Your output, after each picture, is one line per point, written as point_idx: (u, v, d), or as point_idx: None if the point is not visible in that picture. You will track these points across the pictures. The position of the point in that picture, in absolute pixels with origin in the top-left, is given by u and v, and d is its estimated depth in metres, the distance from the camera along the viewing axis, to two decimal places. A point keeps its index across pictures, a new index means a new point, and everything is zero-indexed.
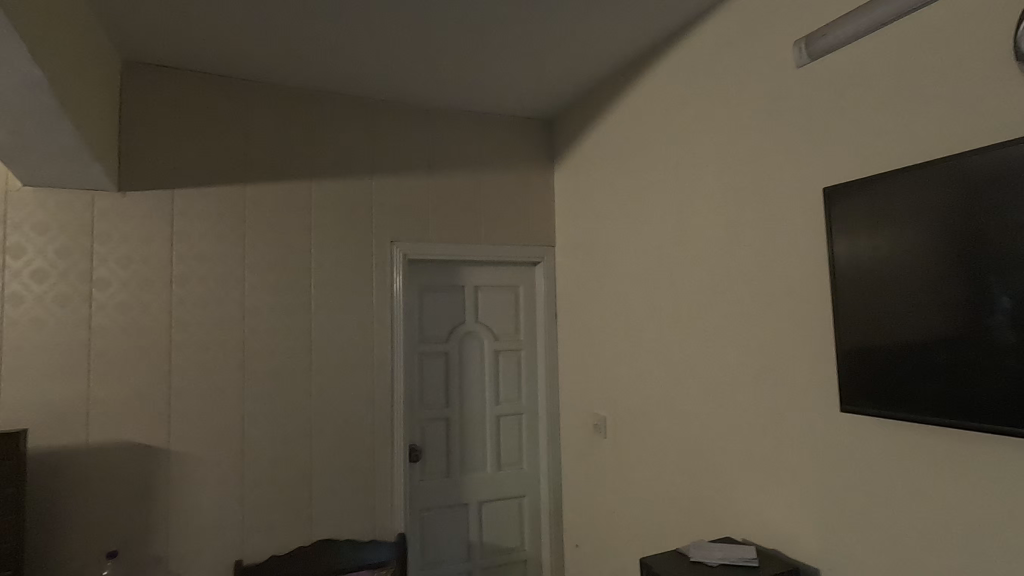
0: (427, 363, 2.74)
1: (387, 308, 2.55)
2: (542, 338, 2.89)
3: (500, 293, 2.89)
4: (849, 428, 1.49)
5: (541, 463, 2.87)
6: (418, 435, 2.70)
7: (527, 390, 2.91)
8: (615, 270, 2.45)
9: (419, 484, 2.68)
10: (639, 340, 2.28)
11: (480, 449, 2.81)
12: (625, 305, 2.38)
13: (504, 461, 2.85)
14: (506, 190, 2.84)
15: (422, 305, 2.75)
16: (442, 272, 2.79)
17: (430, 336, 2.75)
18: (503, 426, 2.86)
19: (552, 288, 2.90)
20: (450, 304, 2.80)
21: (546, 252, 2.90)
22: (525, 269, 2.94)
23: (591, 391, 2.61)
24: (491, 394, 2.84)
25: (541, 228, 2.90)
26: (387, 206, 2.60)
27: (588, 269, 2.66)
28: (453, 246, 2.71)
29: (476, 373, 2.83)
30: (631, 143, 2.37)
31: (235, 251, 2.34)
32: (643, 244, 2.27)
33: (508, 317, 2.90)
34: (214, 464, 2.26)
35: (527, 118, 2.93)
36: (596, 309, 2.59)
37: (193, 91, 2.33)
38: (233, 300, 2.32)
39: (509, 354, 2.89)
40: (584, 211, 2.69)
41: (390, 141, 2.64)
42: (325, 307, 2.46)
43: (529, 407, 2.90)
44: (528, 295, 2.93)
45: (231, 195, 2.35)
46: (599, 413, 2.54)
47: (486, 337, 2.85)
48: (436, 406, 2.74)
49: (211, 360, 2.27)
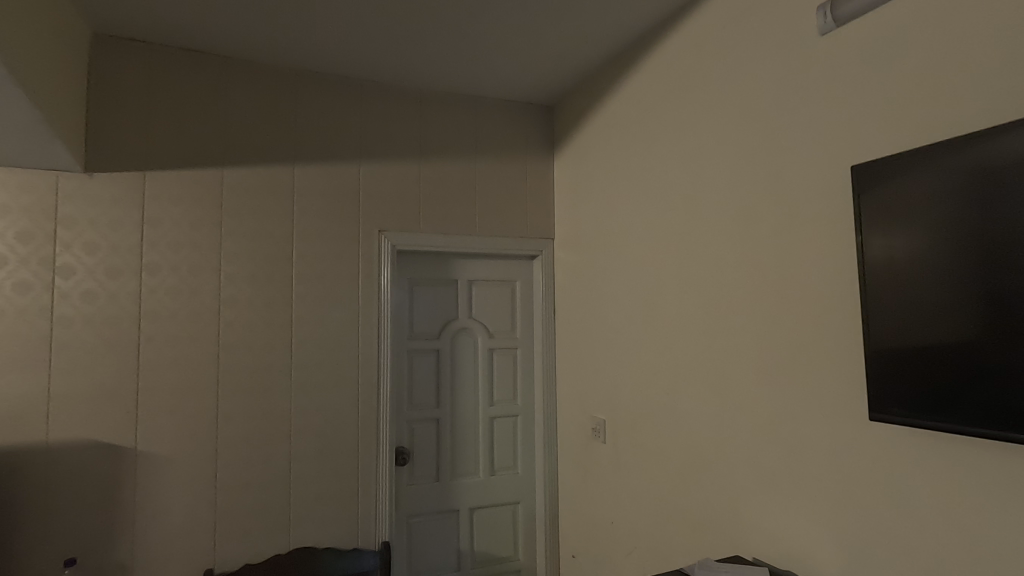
0: (417, 361, 2.58)
1: (374, 302, 2.40)
2: (539, 336, 2.74)
3: (496, 288, 2.74)
4: (875, 438, 1.33)
5: (537, 468, 2.71)
6: (406, 436, 2.55)
7: (523, 391, 2.75)
8: (617, 264, 2.29)
9: (407, 489, 2.53)
10: (641, 339, 2.12)
11: (472, 453, 2.66)
12: (627, 301, 2.22)
13: (497, 466, 2.70)
14: (502, 179, 2.68)
15: (413, 300, 2.60)
16: (435, 266, 2.64)
17: (420, 333, 2.60)
18: (497, 429, 2.71)
19: (551, 283, 2.74)
20: (442, 299, 2.65)
21: (544, 245, 2.73)
22: (521, 263, 2.79)
23: (590, 392, 2.45)
24: (485, 395, 2.69)
25: (539, 220, 2.74)
26: (375, 193, 2.45)
27: (588, 263, 2.50)
28: (446, 237, 2.55)
29: (469, 372, 2.67)
30: (635, 127, 2.21)
31: (211, 238, 2.19)
32: (647, 235, 2.11)
33: (503, 313, 2.75)
34: (186, 466, 2.11)
35: (526, 103, 2.78)
36: (596, 307, 2.43)
37: (169, 67, 2.18)
38: (207, 290, 2.17)
39: (504, 353, 2.74)
40: (585, 201, 2.54)
41: (380, 124, 2.49)
42: (307, 300, 2.31)
43: (525, 408, 2.75)
44: (525, 290, 2.78)
45: (208, 179, 2.21)
46: (598, 416, 2.39)
47: (480, 334, 2.70)
48: (426, 406, 2.59)
49: (183, 354, 2.13)
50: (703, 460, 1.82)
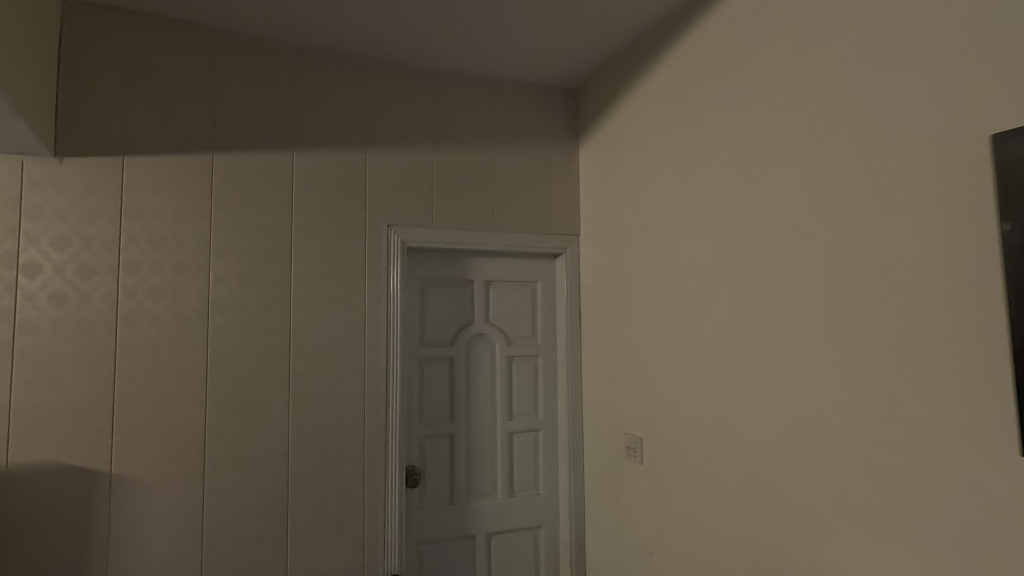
0: (429, 370, 2.33)
1: (382, 306, 2.14)
2: (563, 342, 2.48)
3: (515, 290, 2.49)
4: (1008, 475, 1.07)
5: (561, 488, 2.46)
6: (417, 454, 2.29)
7: (545, 403, 2.50)
8: (656, 262, 2.04)
9: (418, 513, 2.27)
10: (687, 349, 1.87)
11: (490, 472, 2.40)
12: (669, 303, 1.96)
13: (518, 486, 2.44)
14: (524, 169, 2.43)
15: (424, 302, 2.34)
16: (449, 265, 2.38)
17: (432, 339, 2.34)
18: (517, 445, 2.45)
19: (576, 284, 2.48)
20: (457, 302, 2.39)
21: (569, 242, 2.48)
22: (542, 262, 2.53)
23: (623, 406, 2.19)
24: (504, 408, 2.43)
25: (563, 214, 2.48)
26: (383, 184, 2.20)
27: (621, 261, 2.24)
28: (461, 232, 2.30)
29: (486, 382, 2.42)
30: (678, 107, 1.95)
31: (198, 232, 1.94)
32: (694, 228, 1.86)
33: (524, 317, 2.49)
34: (168, 492, 1.85)
35: (548, 86, 2.53)
36: (631, 310, 2.17)
37: (151, 39, 1.94)
38: (194, 291, 1.92)
39: (524, 361, 2.48)
40: (616, 193, 2.28)
41: (388, 107, 2.23)
42: (307, 302, 2.05)
43: (547, 422, 2.49)
44: (548, 292, 2.53)
45: (195, 165, 1.95)
46: (632, 433, 2.13)
47: (498, 340, 2.44)
48: (439, 420, 2.34)
49: (166, 364, 1.87)
50: (768, 489, 1.56)
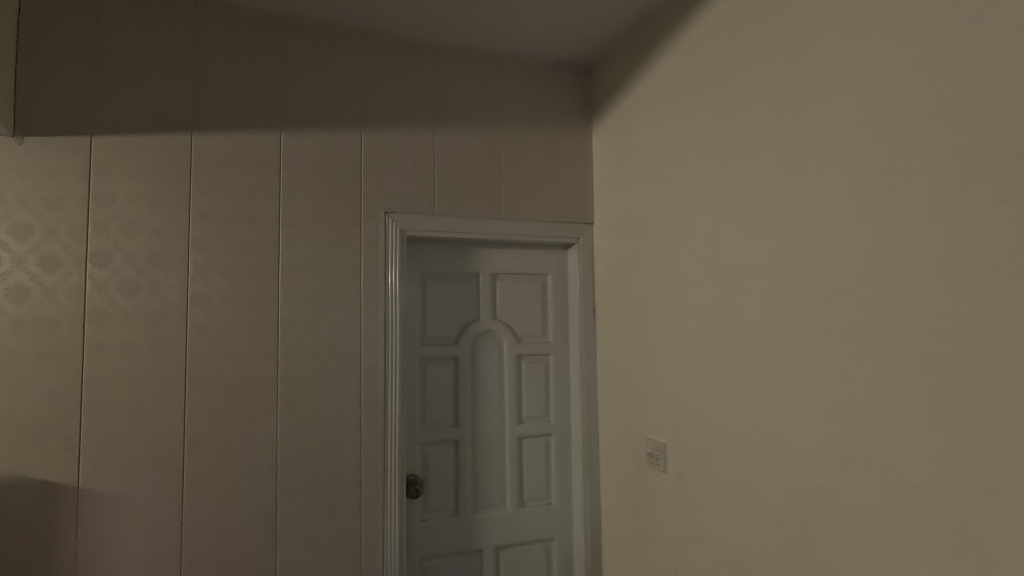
0: (431, 371, 2.15)
1: (379, 300, 1.96)
2: (577, 340, 2.29)
3: (524, 283, 2.30)
4: None
5: (575, 497, 2.27)
6: (419, 462, 2.11)
7: (557, 405, 2.31)
8: (680, 250, 1.84)
9: (420, 526, 2.09)
10: (717, 346, 1.67)
11: (497, 481, 2.22)
12: (695, 295, 1.77)
13: (528, 495, 2.26)
14: (533, 152, 2.24)
15: (425, 297, 2.16)
16: (452, 256, 2.20)
17: (434, 338, 2.16)
18: (527, 451, 2.27)
19: (590, 277, 2.29)
20: (461, 296, 2.21)
21: (582, 232, 2.29)
22: (553, 253, 2.34)
23: (644, 409, 2.00)
24: (513, 411, 2.25)
25: (575, 201, 2.29)
26: (380, 168, 2.01)
27: (640, 251, 2.05)
28: (465, 220, 2.11)
29: (494, 383, 2.23)
30: (703, 77, 1.75)
31: (175, 220, 1.76)
32: (725, 212, 1.66)
33: (534, 313, 2.31)
34: (142, 507, 1.67)
35: (557, 63, 2.33)
36: (652, 304, 1.98)
37: (121, 7, 1.75)
38: (171, 285, 1.74)
39: (534, 360, 2.30)
40: (634, 177, 2.09)
41: (385, 83, 2.04)
42: (297, 297, 1.87)
43: (560, 426, 2.31)
44: (559, 286, 2.34)
45: (171, 146, 1.77)
46: (654, 439, 1.94)
47: (506, 338, 2.26)
48: (443, 425, 2.15)
49: (140, 366, 1.69)
50: (816, 506, 1.37)
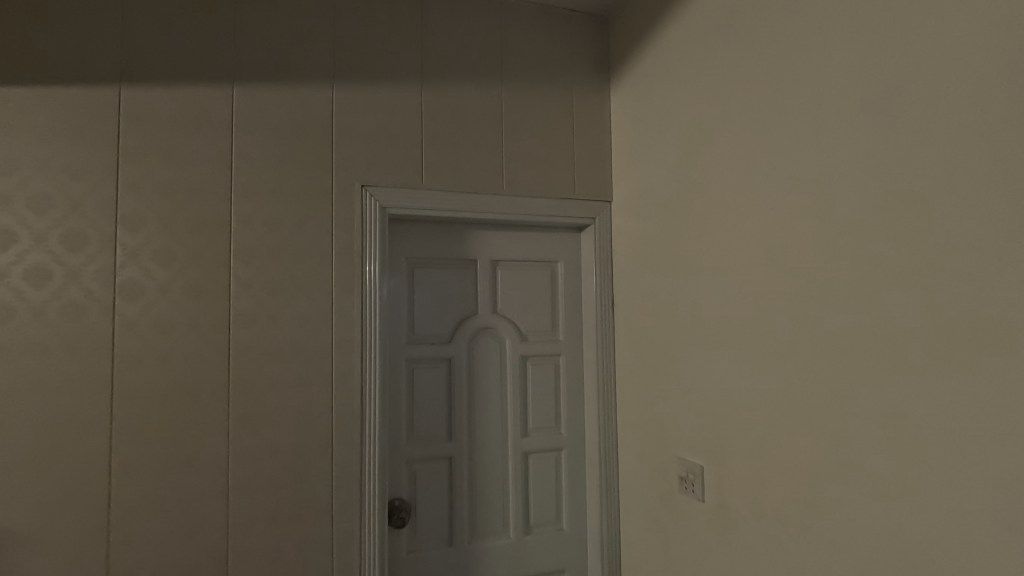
0: (420, 376, 1.81)
1: (355, 292, 1.62)
2: (592, 338, 1.94)
3: (530, 271, 1.96)
4: None
5: (590, 523, 1.93)
6: (406, 483, 1.78)
7: (570, 415, 1.97)
8: (721, 228, 1.48)
9: (407, 560, 1.76)
10: (774, 347, 1.32)
11: (499, 504, 1.89)
12: (743, 284, 1.41)
13: (535, 521, 1.92)
14: (539, 116, 1.88)
15: (413, 288, 1.82)
16: (445, 240, 1.85)
17: (424, 336, 1.82)
18: (534, 468, 1.93)
19: (608, 264, 1.94)
20: (456, 287, 1.87)
21: (599, 211, 1.93)
22: (563, 236, 1.99)
23: (675, 423, 1.65)
24: (517, 422, 1.91)
25: (590, 174, 1.93)
26: (354, 131, 1.66)
27: (669, 231, 1.69)
28: (458, 196, 1.76)
29: (494, 390, 1.90)
30: (754, 10, 1.39)
31: (100, 192, 1.43)
32: (784, 176, 1.29)
33: (541, 306, 1.96)
34: (59, 547, 1.36)
35: (569, 11, 1.96)
36: (686, 295, 1.62)
37: None
38: (93, 273, 1.41)
39: (542, 362, 1.96)
40: (660, 142, 1.73)
41: (360, 31, 1.69)
42: (254, 288, 1.53)
43: (572, 439, 1.97)
44: (571, 275, 1.99)
45: (94, 101, 1.44)
46: (688, 459, 1.59)
47: (509, 336, 1.92)
48: (434, 439, 1.82)
49: (53, 373, 1.37)
50: (920, 563, 1.02)
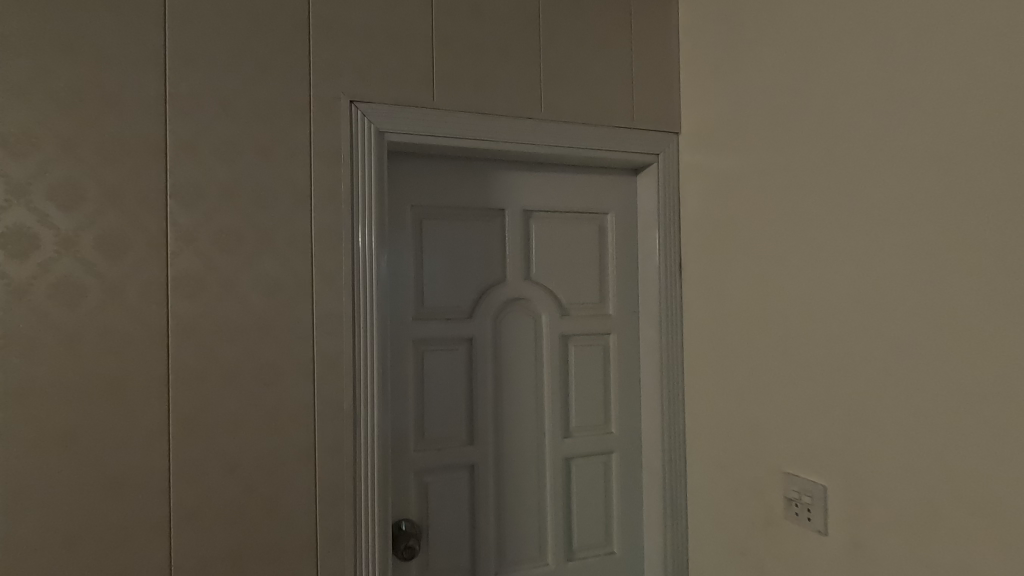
0: (431, 361, 1.38)
1: (343, 249, 1.18)
2: (652, 312, 1.50)
3: (572, 226, 1.51)
4: None
5: (650, 545, 1.52)
6: (416, 500, 1.37)
7: (622, 410, 1.54)
8: (880, 154, 1.02)
9: None
10: (978, 328, 0.88)
11: (534, 523, 1.48)
12: (922, 233, 0.95)
13: (580, 543, 1.52)
14: (587, 18, 1.41)
15: (422, 245, 1.38)
16: (464, 183, 1.40)
17: (437, 309, 1.39)
18: (578, 477, 1.52)
19: (674, 216, 1.49)
20: (478, 246, 1.42)
21: (663, 146, 1.48)
22: (614, 180, 1.54)
23: (779, 427, 1.21)
24: (557, 420, 1.49)
25: (653, 98, 1.47)
26: (339, 28, 1.20)
27: (771, 166, 1.23)
28: (481, 121, 1.31)
29: (527, 379, 1.47)
30: None
31: None
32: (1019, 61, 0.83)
33: (587, 272, 1.52)
34: None
35: None
36: (801, 254, 1.17)
37: None
38: None
39: (587, 343, 1.52)
40: (758, 45, 1.26)
41: None
42: (201, 241, 1.09)
43: (625, 440, 1.54)
44: (625, 232, 1.55)
45: None
46: (796, 479, 1.17)
47: (545, 309, 1.48)
48: (451, 443, 1.40)
49: None
50: None
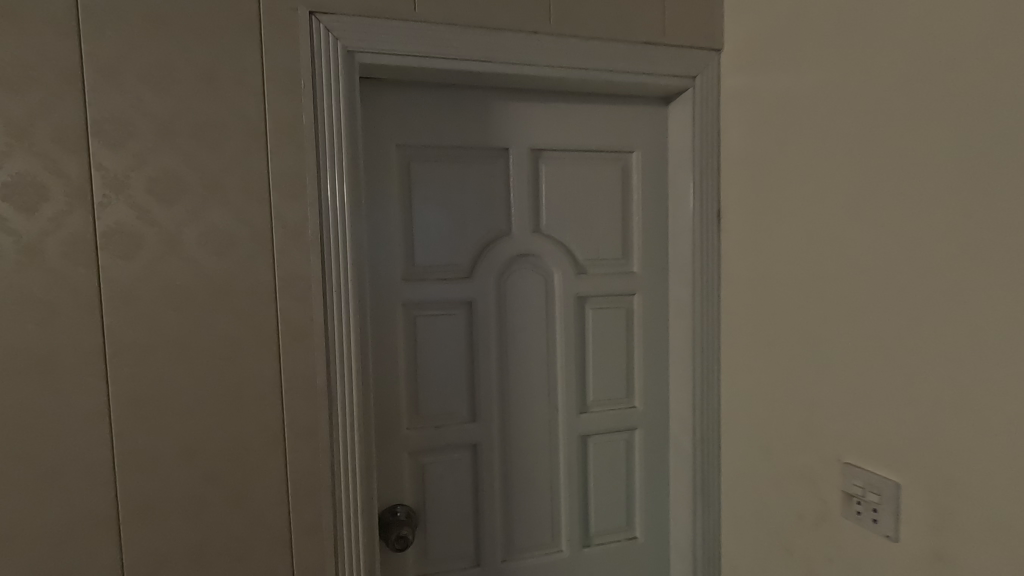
0: (424, 328, 1.19)
1: (308, 198, 0.98)
2: (684, 270, 1.28)
3: (589, 168, 1.28)
4: None
5: (677, 531, 1.35)
6: (409, 483, 1.21)
7: (648, 381, 1.34)
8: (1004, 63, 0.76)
9: None
10: None
11: (546, 507, 1.31)
12: None
13: (597, 528, 1.35)
14: None
15: (411, 192, 1.17)
16: (458, 117, 1.18)
17: (430, 268, 1.19)
18: (596, 456, 1.34)
19: (712, 153, 1.24)
20: (477, 192, 1.21)
21: (700, 67, 1.21)
22: (640, 112, 1.29)
23: (839, 408, 1.00)
24: (572, 393, 1.30)
25: (690, 7, 1.20)
26: None
27: (843, 87, 0.97)
28: (475, 38, 1.07)
29: (537, 347, 1.27)
30: None
31: None
32: None
33: (608, 222, 1.30)
34: None
35: None
36: (878, 198, 0.92)
37: None
38: None
39: (608, 305, 1.31)
40: None
41: None
42: (133, 190, 0.90)
43: (650, 415, 1.35)
44: (653, 174, 1.31)
45: None
46: (860, 469, 0.96)
47: (558, 267, 1.27)
48: (449, 420, 1.23)
49: None
50: None
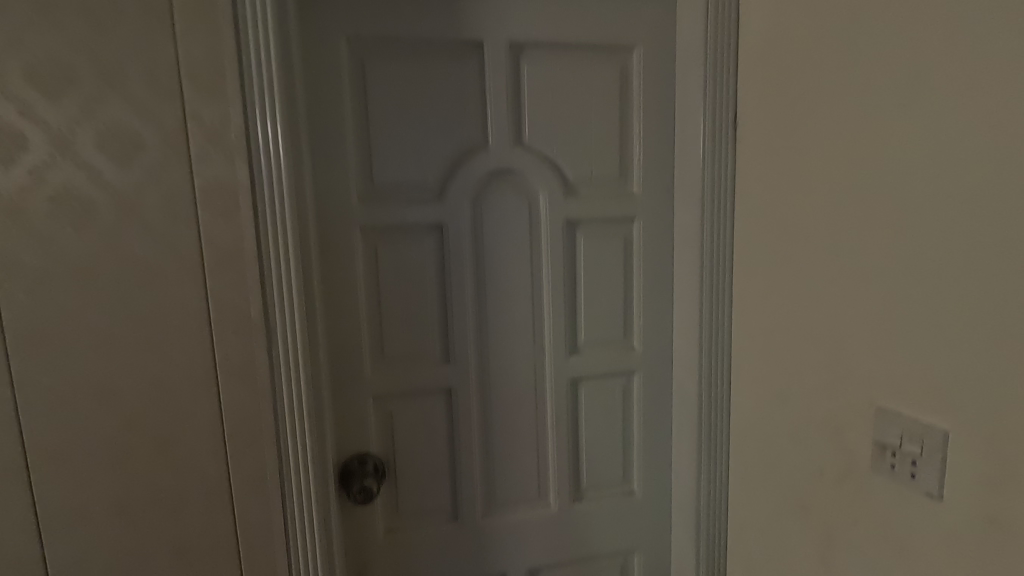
0: (387, 255, 1.04)
1: (229, 92, 0.81)
2: (692, 188, 1.09)
3: (581, 68, 1.08)
4: None
5: (679, 484, 1.21)
6: (375, 430, 1.08)
7: (648, 319, 1.18)
8: None
9: (384, 542, 1.11)
10: None
11: (531, 457, 1.18)
12: None
13: (589, 480, 1.22)
14: None
15: (366, 95, 0.99)
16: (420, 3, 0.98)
17: (392, 185, 1.02)
18: (588, 402, 1.19)
19: (729, 46, 1.03)
20: (446, 95, 1.02)
21: None
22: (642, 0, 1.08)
23: (873, 346, 0.83)
24: (560, 332, 1.15)
25: None
26: None
27: None
28: None
29: (519, 279, 1.11)
30: None
31: None
32: None
33: (602, 133, 1.11)
34: None
35: None
36: (938, 79, 0.73)
37: None
38: None
39: (602, 231, 1.14)
40: None
41: None
42: (10, 78, 0.74)
43: (650, 357, 1.19)
44: (657, 77, 1.10)
45: None
46: (898, 417, 0.80)
47: (543, 185, 1.09)
48: (419, 360, 1.09)
49: None
50: None
